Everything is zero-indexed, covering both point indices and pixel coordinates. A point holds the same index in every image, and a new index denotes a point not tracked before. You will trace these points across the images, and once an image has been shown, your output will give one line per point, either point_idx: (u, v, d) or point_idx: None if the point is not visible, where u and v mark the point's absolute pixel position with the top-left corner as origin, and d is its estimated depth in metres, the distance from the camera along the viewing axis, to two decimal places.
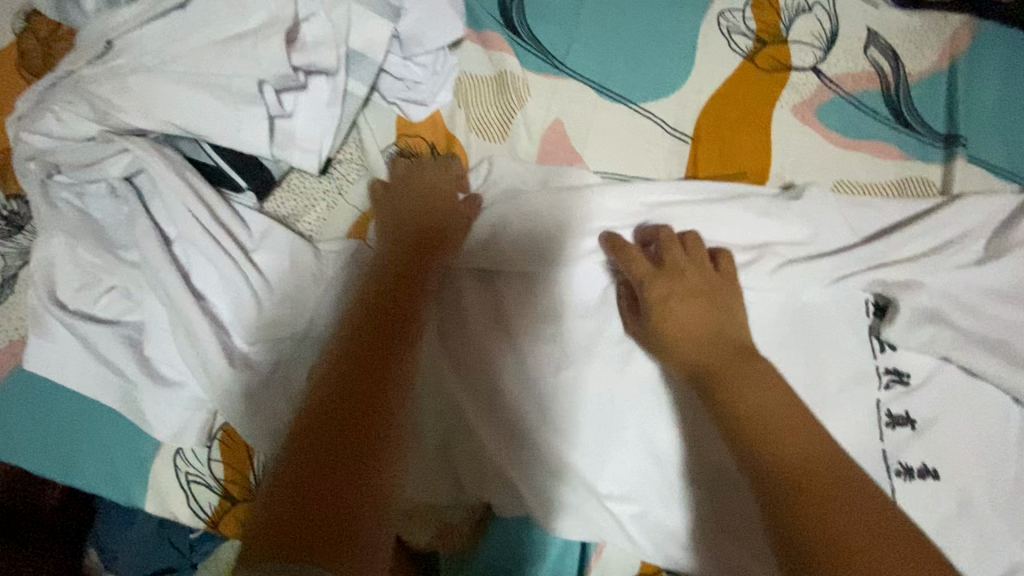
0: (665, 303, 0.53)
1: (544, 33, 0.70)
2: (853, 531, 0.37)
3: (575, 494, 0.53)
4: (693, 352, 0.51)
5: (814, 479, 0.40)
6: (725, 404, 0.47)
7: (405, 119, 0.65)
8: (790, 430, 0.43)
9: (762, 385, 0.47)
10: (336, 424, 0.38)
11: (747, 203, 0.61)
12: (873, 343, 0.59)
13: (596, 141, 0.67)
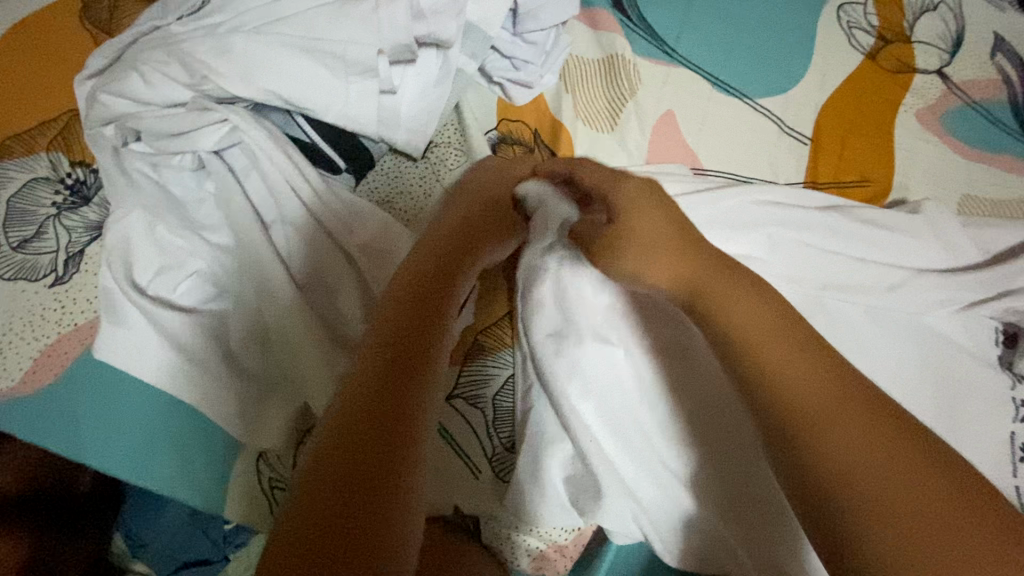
0: (631, 208, 0.43)
1: (655, 17, 0.64)
2: (858, 452, 0.30)
3: (695, 522, 0.48)
4: (660, 266, 0.41)
5: (835, 415, 0.32)
6: (715, 329, 0.38)
7: (507, 103, 0.60)
8: (803, 353, 0.35)
9: (745, 303, 0.38)
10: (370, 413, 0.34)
11: (876, 213, 0.57)
12: (1008, 375, 0.54)
13: (707, 137, 0.62)
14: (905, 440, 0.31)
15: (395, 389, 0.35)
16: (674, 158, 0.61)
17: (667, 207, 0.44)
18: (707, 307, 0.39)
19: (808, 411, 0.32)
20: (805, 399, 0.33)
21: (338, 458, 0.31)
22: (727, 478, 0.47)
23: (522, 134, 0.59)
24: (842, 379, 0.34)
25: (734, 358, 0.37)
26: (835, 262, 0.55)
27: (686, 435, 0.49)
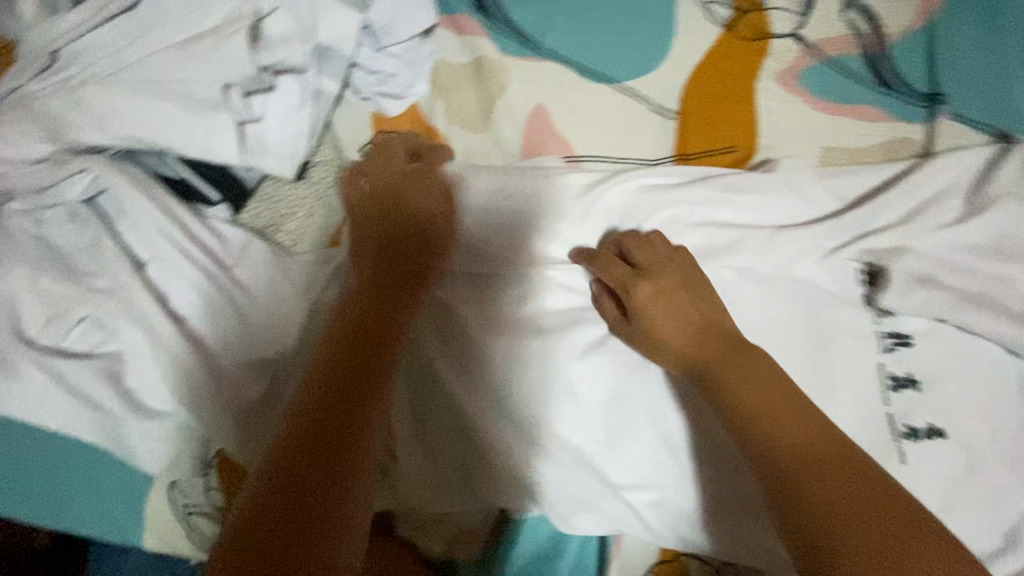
0: (650, 310, 0.52)
1: (519, 14, 0.65)
2: (824, 501, 0.40)
3: (588, 487, 0.52)
4: (677, 347, 0.51)
5: (829, 497, 0.41)
6: (730, 407, 0.47)
7: (383, 115, 0.63)
8: (799, 427, 0.45)
9: (754, 375, 0.48)
10: (309, 434, 0.42)
11: (740, 179, 0.60)
12: (871, 311, 0.57)
13: (579, 123, 0.65)
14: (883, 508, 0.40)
15: (336, 415, 0.43)
16: (548, 149, 0.65)
17: (680, 300, 0.52)
18: (718, 384, 0.48)
19: (790, 481, 0.42)
20: (815, 475, 0.42)
21: (282, 476, 0.39)
22: (719, 485, 0.51)
23: None
24: (839, 450, 0.43)
25: (746, 424, 0.46)
26: (699, 229, 0.59)
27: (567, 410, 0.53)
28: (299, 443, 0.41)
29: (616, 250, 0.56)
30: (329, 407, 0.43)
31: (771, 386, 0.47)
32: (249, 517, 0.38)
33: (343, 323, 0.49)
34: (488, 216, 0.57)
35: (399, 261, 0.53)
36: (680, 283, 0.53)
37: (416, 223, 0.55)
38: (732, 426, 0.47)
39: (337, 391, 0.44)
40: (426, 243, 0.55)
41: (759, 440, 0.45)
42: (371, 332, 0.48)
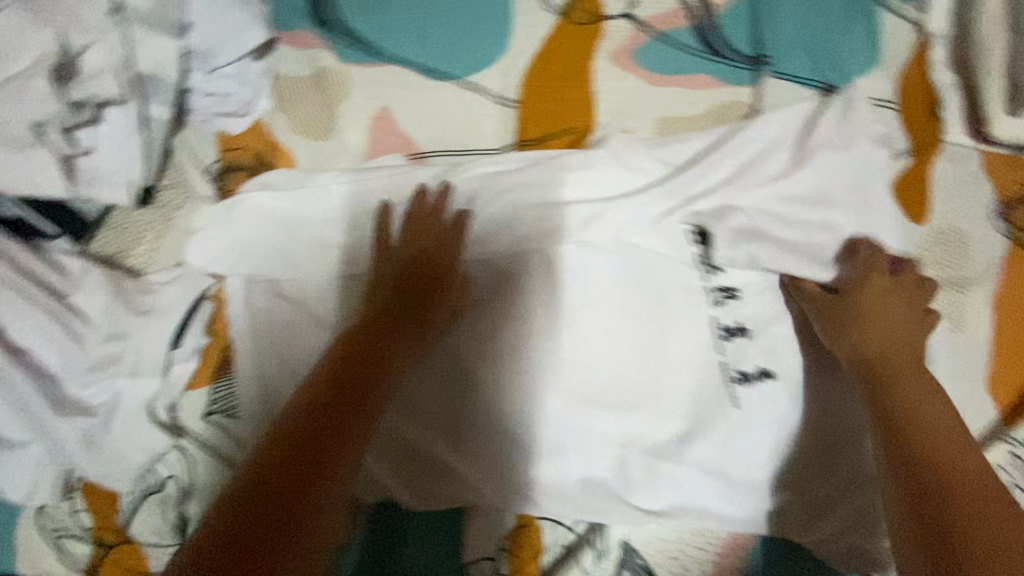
0: (864, 296, 0.58)
1: (359, 22, 0.69)
2: (973, 521, 0.44)
3: (436, 466, 0.58)
4: (871, 341, 0.56)
5: (947, 468, 0.48)
6: (889, 398, 0.53)
7: (228, 135, 0.65)
8: (936, 429, 0.51)
9: (922, 392, 0.53)
10: (315, 437, 0.47)
11: (570, 159, 0.63)
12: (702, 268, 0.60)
13: (421, 122, 0.68)
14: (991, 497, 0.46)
15: (340, 425, 0.49)
16: (393, 150, 0.66)
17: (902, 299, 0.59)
18: (890, 377, 0.54)
19: (953, 496, 0.46)
20: (937, 461, 0.48)
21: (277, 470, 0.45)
22: (792, 481, 0.57)
23: (245, 161, 0.64)
24: (963, 457, 0.49)
25: (903, 441, 0.51)
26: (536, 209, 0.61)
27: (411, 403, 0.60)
28: (292, 442, 0.47)
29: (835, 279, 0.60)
30: (328, 422, 0.48)
31: (942, 404, 0.53)
32: (222, 524, 0.42)
33: (387, 341, 0.55)
34: (492, 248, 0.61)
35: (507, 291, 0.58)
36: (892, 299, 0.59)
37: (427, 270, 0.58)
38: (886, 445, 0.51)
39: (341, 399, 0.50)
40: (418, 273, 0.58)
41: (918, 453, 0.50)
42: (350, 374, 0.52)
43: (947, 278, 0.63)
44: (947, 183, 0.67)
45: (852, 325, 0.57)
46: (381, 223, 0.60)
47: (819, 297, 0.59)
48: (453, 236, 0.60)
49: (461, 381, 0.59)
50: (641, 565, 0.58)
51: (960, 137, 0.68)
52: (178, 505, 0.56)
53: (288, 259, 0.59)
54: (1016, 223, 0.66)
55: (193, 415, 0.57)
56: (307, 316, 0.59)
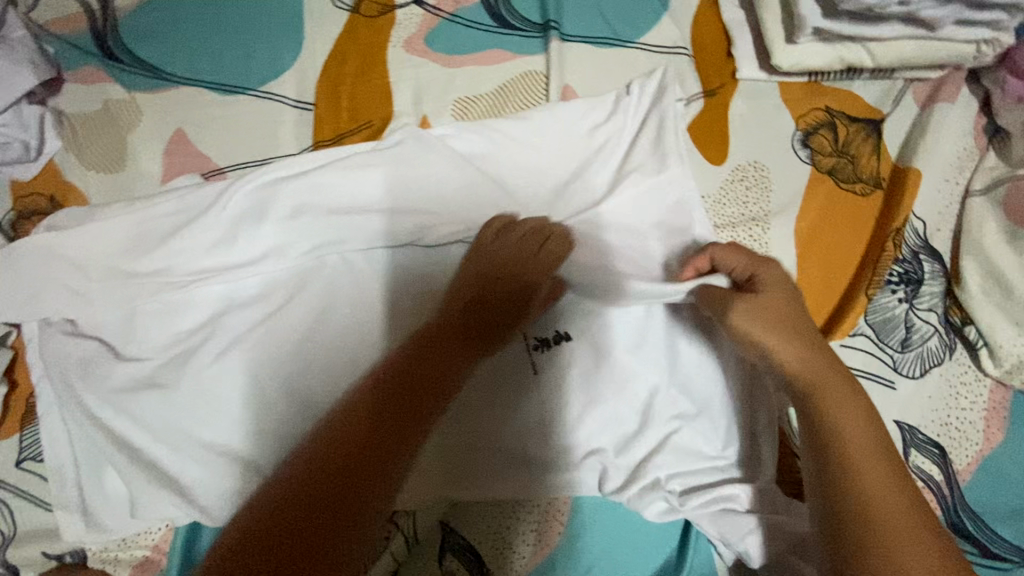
0: (774, 304, 0.52)
1: (149, 52, 0.70)
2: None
3: (239, 478, 0.54)
4: (802, 358, 0.50)
5: (889, 522, 0.44)
6: (826, 435, 0.48)
7: (19, 182, 0.65)
8: (884, 477, 0.46)
9: (857, 413, 0.48)
10: (321, 493, 0.44)
11: (362, 155, 0.62)
12: None
13: (218, 139, 0.68)
14: (936, 555, 0.42)
15: (370, 460, 0.46)
16: (191, 171, 0.66)
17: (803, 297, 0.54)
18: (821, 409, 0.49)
19: (887, 544, 0.43)
20: (878, 513, 0.44)
21: (298, 516, 0.42)
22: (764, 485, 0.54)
23: (38, 204, 0.65)
24: (908, 508, 0.44)
25: (844, 482, 0.46)
26: (324, 205, 0.61)
27: (210, 412, 0.56)
28: (330, 480, 0.44)
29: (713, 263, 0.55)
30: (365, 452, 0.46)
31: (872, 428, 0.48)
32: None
33: (405, 368, 0.51)
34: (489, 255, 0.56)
35: (494, 304, 0.54)
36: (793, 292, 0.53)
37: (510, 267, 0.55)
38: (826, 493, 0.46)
39: (375, 439, 0.47)
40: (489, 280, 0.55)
41: (852, 491, 0.45)
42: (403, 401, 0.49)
43: (850, 175, 0.65)
44: (746, 120, 0.67)
45: (774, 328, 0.51)
46: (168, 244, 0.60)
47: (720, 291, 0.53)
48: (244, 248, 0.61)
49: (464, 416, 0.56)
50: (462, 543, 0.55)
51: (755, 72, 0.68)
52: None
53: (79, 295, 0.59)
54: (815, 148, 0.65)
55: (5, 464, 0.57)
56: (104, 347, 0.58)
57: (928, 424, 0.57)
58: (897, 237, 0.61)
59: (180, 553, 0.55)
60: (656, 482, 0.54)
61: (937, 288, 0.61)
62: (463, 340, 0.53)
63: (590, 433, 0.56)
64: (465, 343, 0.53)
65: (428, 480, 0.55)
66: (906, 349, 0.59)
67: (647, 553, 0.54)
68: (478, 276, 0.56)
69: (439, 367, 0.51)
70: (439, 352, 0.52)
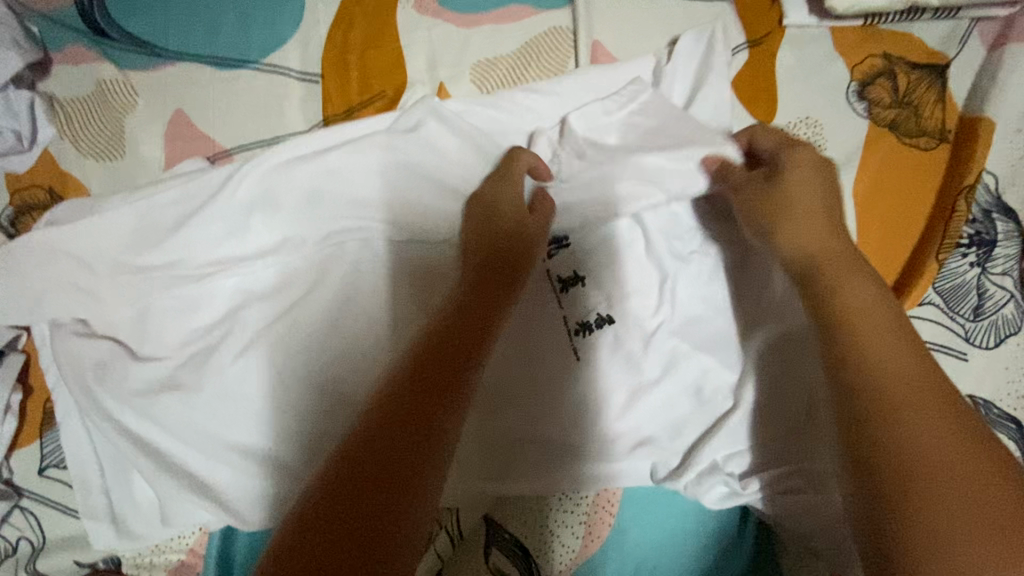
0: (785, 183, 0.50)
1: (138, 25, 0.64)
2: (932, 445, 0.34)
3: (274, 481, 0.52)
4: (808, 236, 0.47)
5: (900, 383, 0.37)
6: (823, 301, 0.44)
7: (14, 175, 0.61)
8: (891, 341, 0.40)
9: (865, 281, 0.44)
10: (407, 412, 0.39)
11: (383, 135, 0.57)
12: None
13: (221, 118, 0.63)
14: (955, 418, 0.36)
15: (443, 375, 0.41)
16: (195, 155, 0.62)
17: (829, 175, 0.51)
18: (829, 278, 0.45)
19: (895, 418, 0.36)
20: (889, 378, 0.38)
21: (382, 448, 0.37)
22: (831, 506, 0.48)
23: (38, 197, 0.61)
24: (923, 372, 0.38)
25: (850, 351, 0.40)
26: (341, 187, 0.57)
27: (234, 411, 0.53)
28: (399, 417, 0.38)
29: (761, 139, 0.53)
30: (434, 379, 0.41)
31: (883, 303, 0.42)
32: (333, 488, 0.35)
33: (443, 319, 0.46)
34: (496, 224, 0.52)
35: (503, 271, 0.50)
36: (818, 174, 0.50)
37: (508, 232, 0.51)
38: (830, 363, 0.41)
39: (437, 360, 0.42)
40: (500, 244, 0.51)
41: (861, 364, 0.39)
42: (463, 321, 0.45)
43: (915, 129, 0.59)
44: (794, 73, 0.61)
45: (792, 212, 0.49)
46: (179, 234, 0.56)
47: (753, 199, 0.51)
48: (258, 236, 0.57)
49: (535, 443, 0.52)
50: (511, 539, 0.52)
51: (804, 17, 0.61)
52: (29, 565, 0.53)
53: (89, 293, 0.55)
54: (873, 101, 0.60)
55: (27, 473, 0.54)
56: (120, 348, 0.55)
57: (1004, 397, 0.53)
58: (968, 196, 0.56)
59: (220, 544, 0.54)
60: (714, 465, 0.50)
61: (1012, 250, 0.55)
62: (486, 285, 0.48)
63: (641, 420, 0.52)
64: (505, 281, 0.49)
65: (469, 474, 0.52)
66: (978, 317, 0.54)
67: (703, 540, 0.51)
68: (484, 240, 0.52)
69: (490, 295, 0.48)
70: (480, 283, 0.48)
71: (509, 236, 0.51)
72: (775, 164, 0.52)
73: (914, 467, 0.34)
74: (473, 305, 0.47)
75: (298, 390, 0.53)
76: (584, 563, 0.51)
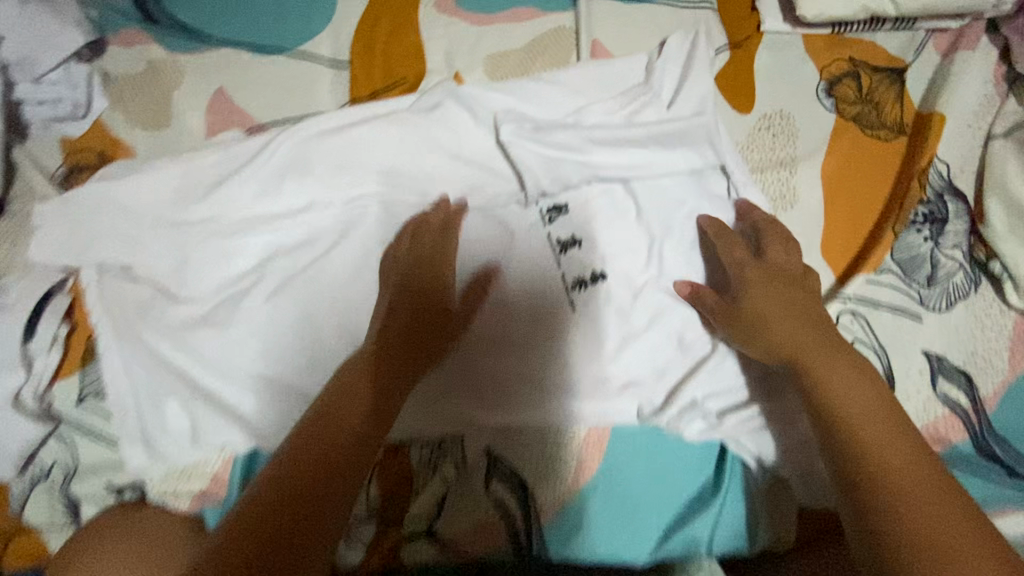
0: (745, 297, 0.54)
1: (186, 14, 0.72)
2: (937, 529, 0.37)
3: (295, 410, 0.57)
4: (779, 333, 0.52)
5: (895, 468, 0.42)
6: (816, 395, 0.48)
7: (69, 139, 0.67)
8: (884, 433, 0.44)
9: (850, 376, 0.48)
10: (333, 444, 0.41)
11: (405, 113, 0.65)
12: (543, 215, 0.62)
13: (258, 97, 0.70)
14: (953, 501, 0.39)
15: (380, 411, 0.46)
16: (233, 127, 0.69)
17: (782, 284, 0.54)
18: (811, 371, 0.49)
19: (902, 503, 0.39)
20: (885, 465, 0.42)
21: (293, 476, 0.39)
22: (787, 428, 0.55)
23: (89, 159, 0.67)
24: (914, 460, 0.42)
25: (851, 443, 0.44)
26: (366, 156, 0.64)
27: (263, 348, 0.58)
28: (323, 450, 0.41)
29: (721, 241, 0.58)
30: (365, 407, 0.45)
31: (872, 396, 0.47)
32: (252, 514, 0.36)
33: (379, 353, 0.50)
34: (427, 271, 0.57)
35: (436, 313, 0.55)
36: (778, 287, 0.54)
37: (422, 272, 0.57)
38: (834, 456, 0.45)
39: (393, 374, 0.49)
40: (426, 292, 0.56)
41: (860, 456, 0.43)
42: (414, 343, 0.53)
43: (877, 123, 0.66)
44: (770, 72, 0.69)
45: (753, 322, 0.53)
46: (218, 193, 0.63)
47: (723, 312, 0.55)
48: (290, 198, 0.64)
49: (523, 386, 0.58)
50: (509, 469, 0.57)
51: (779, 25, 0.70)
52: (65, 485, 0.58)
53: (134, 242, 0.61)
54: (839, 97, 0.67)
55: (65, 402, 0.58)
56: (158, 291, 0.61)
57: (957, 354, 0.59)
58: (921, 177, 0.62)
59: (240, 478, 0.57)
60: (693, 402, 0.56)
61: (963, 226, 0.62)
62: (414, 320, 0.54)
63: (628, 365, 0.58)
64: (431, 320, 0.55)
65: (452, 407, 0.58)
66: (932, 285, 0.61)
67: (686, 474, 0.57)
68: (406, 289, 0.56)
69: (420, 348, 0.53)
70: (416, 321, 0.54)
71: (439, 285, 0.57)
72: (735, 286, 0.55)
73: (919, 548, 0.37)
74: (415, 335, 0.53)
75: (321, 331, 0.59)
76: (578, 489, 0.57)
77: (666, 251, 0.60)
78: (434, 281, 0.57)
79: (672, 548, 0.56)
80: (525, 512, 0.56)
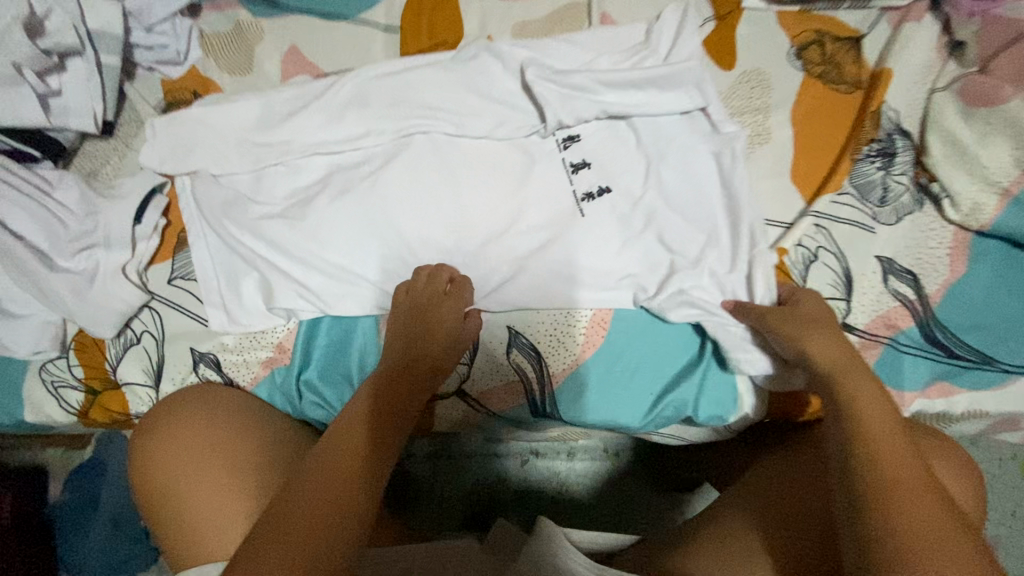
0: (785, 319, 0.62)
1: None
2: (920, 528, 0.42)
3: (358, 287, 0.70)
4: (823, 350, 0.57)
5: (892, 472, 0.45)
6: (840, 406, 0.52)
7: (168, 80, 0.83)
8: (894, 441, 0.48)
9: (874, 397, 0.52)
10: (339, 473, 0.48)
11: (447, 62, 0.79)
12: (559, 141, 0.75)
13: (324, 51, 0.85)
14: (941, 513, 0.43)
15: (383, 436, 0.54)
16: (303, 74, 0.83)
17: (817, 322, 0.61)
18: (840, 389, 0.54)
19: (899, 500, 0.44)
20: (888, 465, 0.46)
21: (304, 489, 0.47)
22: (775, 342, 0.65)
23: (185, 96, 0.82)
24: (916, 471, 0.46)
25: (861, 443, 0.48)
26: (413, 95, 0.77)
27: (327, 240, 0.71)
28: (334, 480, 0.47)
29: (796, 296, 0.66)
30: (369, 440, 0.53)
31: (887, 414, 0.50)
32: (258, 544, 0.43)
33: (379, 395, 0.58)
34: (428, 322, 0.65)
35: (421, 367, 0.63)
36: (823, 319, 0.62)
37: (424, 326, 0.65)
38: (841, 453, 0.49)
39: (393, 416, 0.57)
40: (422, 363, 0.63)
41: (864, 455, 0.47)
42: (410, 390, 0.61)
43: (839, 79, 0.80)
44: (750, 39, 0.83)
45: (808, 327, 0.60)
46: (291, 120, 0.76)
47: (774, 315, 0.62)
48: (350, 125, 0.76)
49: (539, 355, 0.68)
50: (528, 343, 0.68)
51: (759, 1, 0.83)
52: (155, 348, 0.70)
53: (222, 156, 0.74)
54: (807, 59, 0.81)
55: (160, 281, 0.71)
56: (241, 194, 0.73)
57: (904, 257, 0.71)
58: (875, 119, 0.75)
59: (305, 341, 0.69)
60: (680, 289, 0.67)
61: (908, 159, 0.74)
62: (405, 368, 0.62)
63: (628, 261, 0.70)
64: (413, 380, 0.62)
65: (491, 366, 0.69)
66: (884, 204, 0.72)
67: (675, 346, 0.68)
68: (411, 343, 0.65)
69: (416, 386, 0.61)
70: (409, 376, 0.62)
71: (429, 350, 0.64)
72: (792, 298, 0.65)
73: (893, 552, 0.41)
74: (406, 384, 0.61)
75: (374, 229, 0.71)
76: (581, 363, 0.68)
77: (661, 172, 0.72)
78: (431, 336, 0.65)
79: (662, 411, 0.66)
80: (539, 379, 0.68)
